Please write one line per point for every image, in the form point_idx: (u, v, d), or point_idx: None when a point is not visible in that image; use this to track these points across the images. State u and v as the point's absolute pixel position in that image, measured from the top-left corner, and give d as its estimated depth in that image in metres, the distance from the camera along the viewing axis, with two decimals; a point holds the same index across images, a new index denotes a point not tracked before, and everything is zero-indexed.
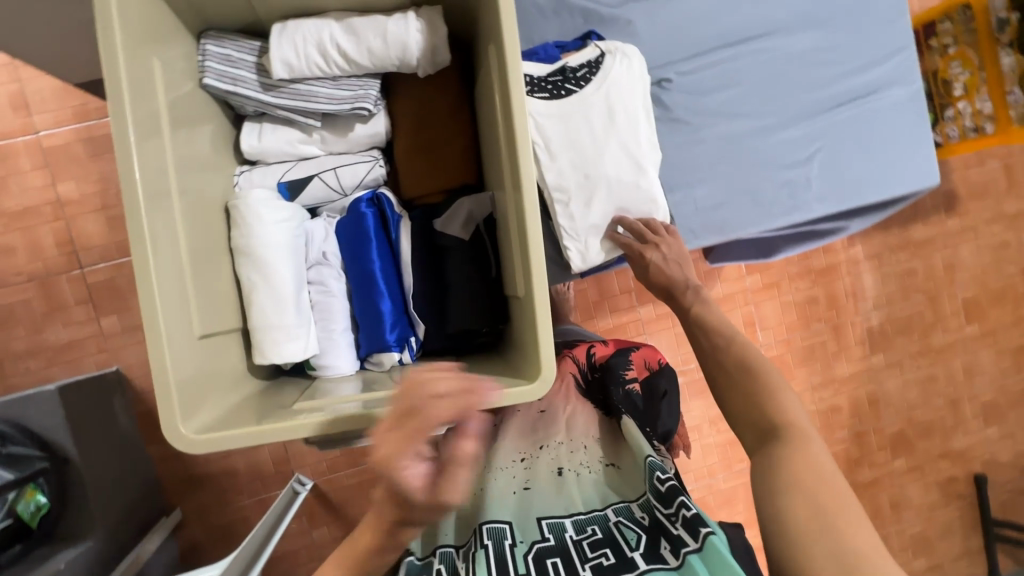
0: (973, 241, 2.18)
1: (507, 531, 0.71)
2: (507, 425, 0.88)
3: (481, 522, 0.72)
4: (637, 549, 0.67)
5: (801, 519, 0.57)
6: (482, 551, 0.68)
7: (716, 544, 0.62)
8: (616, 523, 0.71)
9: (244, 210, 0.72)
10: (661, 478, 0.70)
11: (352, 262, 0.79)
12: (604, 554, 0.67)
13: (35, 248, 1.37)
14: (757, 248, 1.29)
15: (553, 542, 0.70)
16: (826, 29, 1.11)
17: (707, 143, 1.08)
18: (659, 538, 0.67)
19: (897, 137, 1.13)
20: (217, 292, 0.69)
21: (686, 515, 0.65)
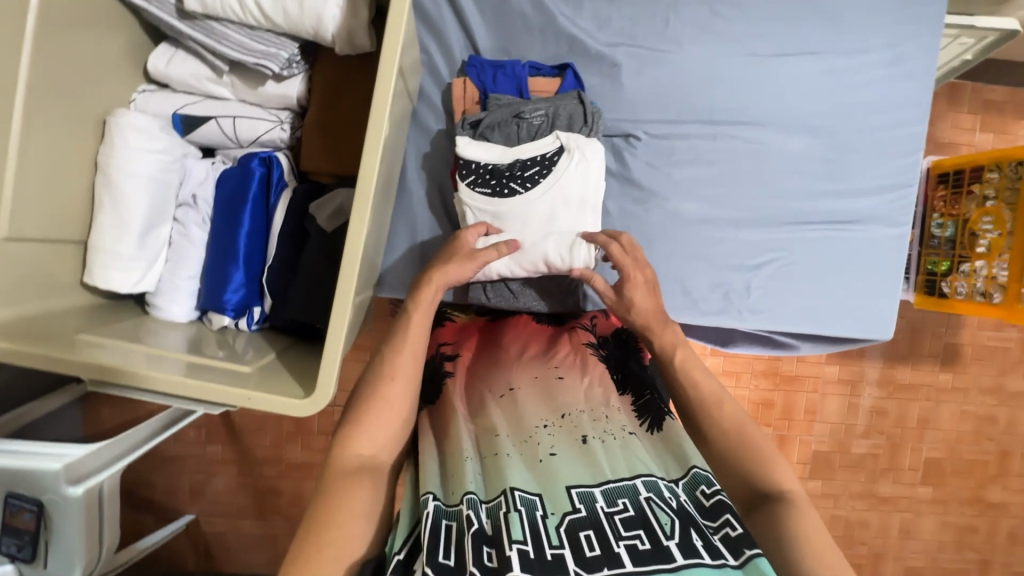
0: (957, 403, 2.04)
1: (538, 503, 0.59)
2: (522, 392, 0.75)
3: (511, 485, 0.60)
4: (674, 537, 0.55)
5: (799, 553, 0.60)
6: (516, 515, 0.56)
7: (762, 563, 0.55)
8: (647, 499, 0.60)
9: (114, 129, 0.70)
10: (707, 491, 0.63)
11: (221, 214, 0.77)
12: (639, 536, 0.55)
13: None
14: (715, 334, 1.18)
15: (585, 515, 0.58)
16: (824, 140, 1.01)
17: (654, 216, 1.01)
18: (691, 528, 0.57)
19: (863, 278, 1.04)
20: (57, 200, 0.68)
21: (731, 533, 0.58)
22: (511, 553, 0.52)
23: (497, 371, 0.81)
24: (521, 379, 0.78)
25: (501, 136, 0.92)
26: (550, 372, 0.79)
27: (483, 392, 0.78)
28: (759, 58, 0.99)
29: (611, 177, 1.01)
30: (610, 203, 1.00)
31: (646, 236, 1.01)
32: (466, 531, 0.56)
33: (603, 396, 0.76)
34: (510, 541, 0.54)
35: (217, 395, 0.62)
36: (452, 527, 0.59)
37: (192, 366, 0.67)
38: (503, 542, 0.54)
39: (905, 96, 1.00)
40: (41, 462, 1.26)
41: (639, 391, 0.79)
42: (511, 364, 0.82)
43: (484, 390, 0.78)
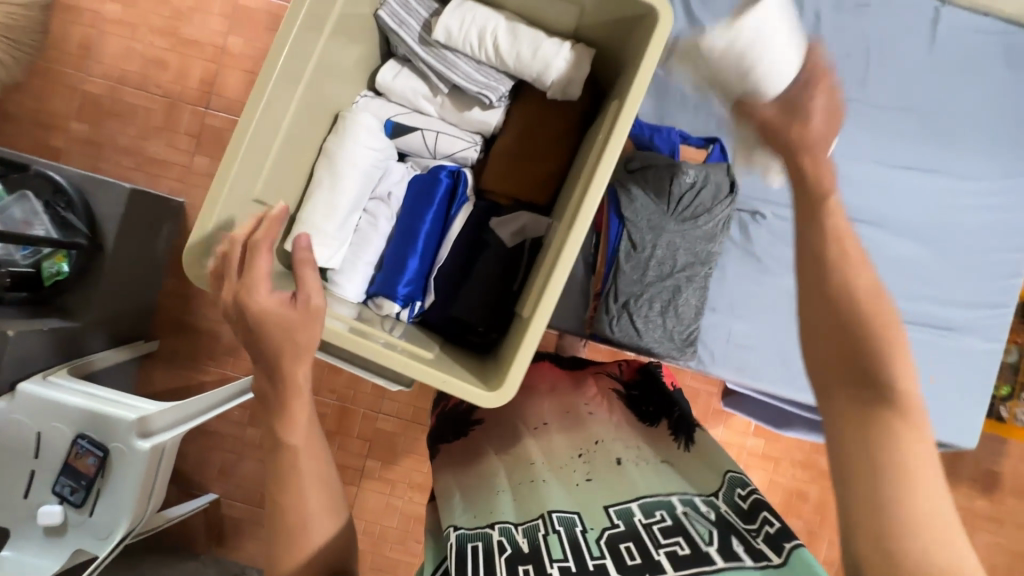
0: (992, 533, 2.01)
1: (577, 520, 0.68)
2: (554, 423, 0.84)
3: (549, 508, 0.70)
4: (713, 543, 0.62)
5: (886, 495, 0.49)
6: (554, 536, 0.66)
7: (804, 554, 0.60)
8: (683, 513, 0.67)
9: (348, 126, 0.80)
10: (744, 494, 0.69)
11: (408, 214, 0.86)
12: (678, 542, 0.63)
13: (182, 75, 1.53)
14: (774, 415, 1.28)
15: (624, 528, 0.66)
16: (933, 250, 1.09)
17: (766, 288, 1.08)
18: (731, 535, 0.64)
19: (953, 382, 1.09)
20: (290, 174, 0.77)
21: (768, 531, 0.64)
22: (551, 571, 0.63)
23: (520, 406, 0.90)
24: (552, 414, 0.86)
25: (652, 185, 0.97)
26: (580, 406, 0.86)
27: (519, 424, 0.87)
28: (881, 167, 1.09)
29: (733, 247, 1.09)
30: (729, 268, 1.08)
31: (757, 305, 1.08)
32: (501, 554, 0.66)
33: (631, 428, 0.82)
34: (551, 561, 0.64)
35: (413, 371, 0.68)
36: (481, 545, 0.68)
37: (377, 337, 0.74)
38: (544, 563, 0.64)
39: (1012, 225, 1.09)
40: (117, 410, 1.31)
41: (671, 410, 0.84)
42: (543, 397, 0.91)
43: (522, 421, 0.87)
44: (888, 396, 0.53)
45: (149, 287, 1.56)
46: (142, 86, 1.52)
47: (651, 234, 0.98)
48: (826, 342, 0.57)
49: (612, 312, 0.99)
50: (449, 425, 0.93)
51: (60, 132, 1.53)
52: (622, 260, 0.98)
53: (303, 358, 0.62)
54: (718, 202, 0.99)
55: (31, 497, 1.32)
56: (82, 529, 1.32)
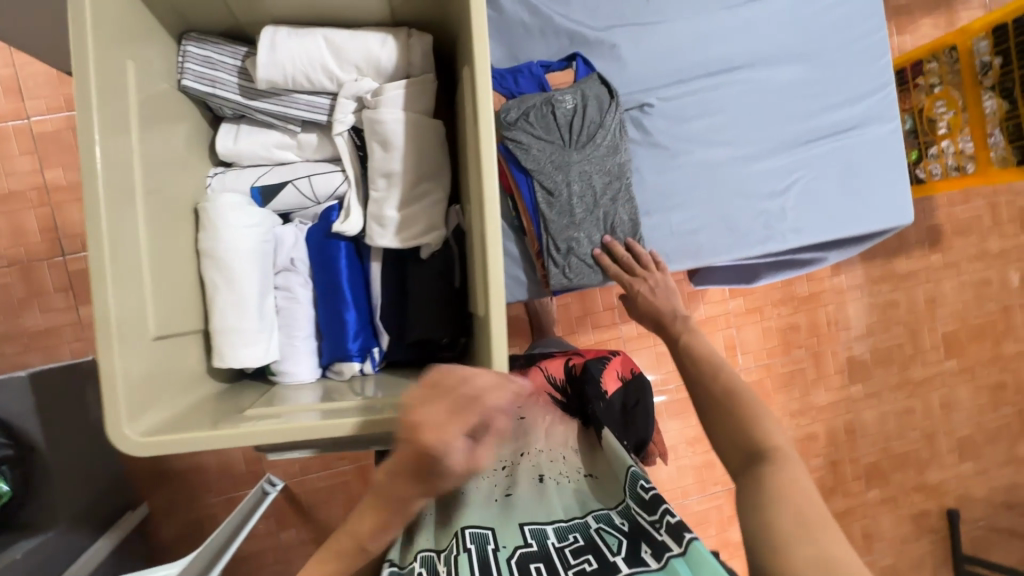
0: (954, 277, 2.21)
1: (490, 536, 0.69)
2: None
3: (465, 525, 0.71)
4: (619, 553, 0.64)
5: (774, 530, 0.60)
6: (464, 554, 0.67)
7: (699, 546, 0.61)
8: (596, 529, 0.69)
9: (213, 213, 0.72)
10: (644, 486, 0.71)
11: (320, 270, 0.80)
12: (587, 560, 0.64)
13: (18, 232, 1.31)
14: (739, 272, 1.24)
15: (538, 549, 0.68)
16: (809, 64, 1.12)
17: (684, 169, 1.09)
18: (641, 542, 0.66)
19: (873, 171, 1.14)
20: (178, 292, 0.69)
21: (669, 521, 0.64)
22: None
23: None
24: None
25: (536, 121, 0.96)
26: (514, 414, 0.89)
27: None
28: (734, 9, 1.09)
29: (638, 146, 1.08)
30: (643, 170, 1.08)
31: (683, 189, 1.09)
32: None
33: (562, 432, 0.87)
34: None
35: (403, 422, 0.64)
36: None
37: (332, 412, 0.69)
38: None
39: (864, 8, 1.13)
40: None
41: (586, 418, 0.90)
42: None
43: None
44: (775, 456, 0.68)
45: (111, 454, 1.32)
46: None
47: (561, 174, 0.96)
48: (725, 435, 0.74)
49: (559, 263, 0.98)
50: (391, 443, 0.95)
51: None
52: (546, 212, 0.96)
53: (446, 428, 0.58)
54: (606, 110, 0.98)
55: None
56: None
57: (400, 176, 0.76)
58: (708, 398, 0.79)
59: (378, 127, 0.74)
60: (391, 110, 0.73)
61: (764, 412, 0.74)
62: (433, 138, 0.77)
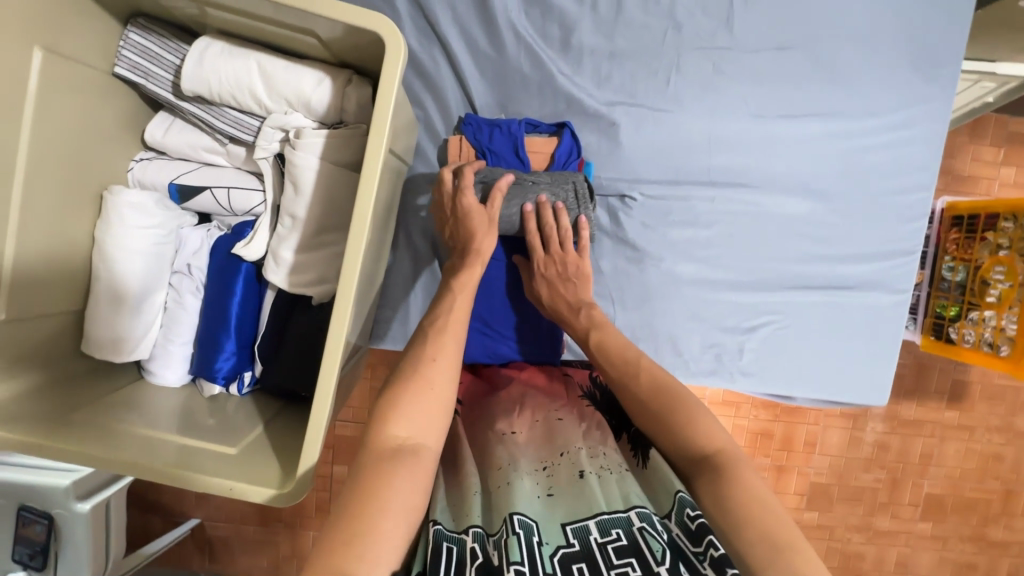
0: (962, 441, 2.01)
1: (534, 527, 0.59)
2: (523, 431, 0.74)
3: (511, 509, 0.61)
4: (663, 563, 0.56)
5: (750, 550, 0.59)
6: (513, 539, 0.57)
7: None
8: (640, 528, 0.59)
9: (111, 208, 0.71)
10: (692, 514, 0.62)
11: (215, 284, 0.79)
12: (629, 565, 0.56)
13: None
14: None
15: (579, 549, 0.59)
16: (827, 203, 0.99)
17: (648, 275, 1.00)
18: (681, 563, 0.57)
19: (857, 340, 1.02)
20: (54, 279, 0.69)
21: (713, 555, 0.57)
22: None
23: (496, 409, 0.80)
24: (521, 423, 0.76)
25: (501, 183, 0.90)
26: (551, 416, 0.78)
27: (486, 429, 0.76)
28: (759, 120, 0.97)
29: (604, 235, 1.00)
30: (603, 262, 1.00)
31: (639, 295, 1.00)
32: (471, 566, 0.57)
33: (600, 436, 0.73)
34: (508, 565, 0.55)
35: (202, 483, 0.62)
36: (453, 550, 0.59)
37: (184, 450, 0.67)
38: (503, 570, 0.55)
39: (913, 160, 0.98)
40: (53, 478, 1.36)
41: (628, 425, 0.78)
42: (511, 407, 0.80)
43: (487, 428, 0.77)
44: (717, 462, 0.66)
45: None
46: None
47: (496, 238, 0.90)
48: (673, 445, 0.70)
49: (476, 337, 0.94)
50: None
51: None
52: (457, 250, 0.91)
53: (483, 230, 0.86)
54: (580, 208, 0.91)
55: None
56: None
57: (304, 223, 0.72)
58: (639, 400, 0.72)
59: (293, 168, 0.70)
60: (307, 156, 0.69)
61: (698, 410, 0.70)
62: (344, 193, 0.74)
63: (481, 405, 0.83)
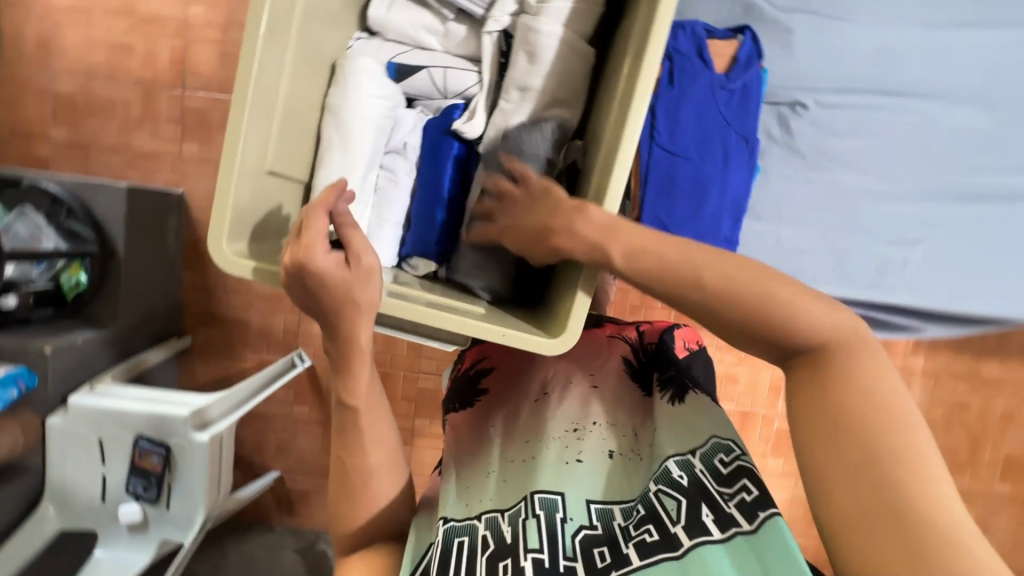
0: None
1: (559, 504, 0.58)
2: (553, 391, 0.71)
3: (534, 488, 0.60)
4: (680, 521, 0.54)
5: (875, 469, 0.47)
6: (534, 521, 0.57)
7: (780, 527, 0.50)
8: (655, 493, 0.57)
9: (349, 74, 0.73)
10: (725, 458, 0.57)
11: (428, 162, 0.79)
12: (648, 531, 0.55)
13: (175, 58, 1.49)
14: None
15: (601, 532, 0.57)
16: (1000, 115, 0.99)
17: (814, 184, 1.01)
18: (702, 504, 0.54)
19: (1023, 256, 1.02)
20: (296, 140, 0.70)
21: (745, 497, 0.53)
22: (524, 564, 0.54)
23: (523, 370, 0.77)
24: (555, 383, 0.72)
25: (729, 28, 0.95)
26: (586, 378, 0.72)
27: (516, 394, 0.74)
28: (936, 30, 0.97)
29: (774, 144, 1.02)
30: (772, 171, 1.02)
31: (807, 205, 1.01)
32: (483, 551, 0.57)
33: (628, 400, 0.69)
34: (525, 551, 0.55)
35: (471, 328, 0.63)
36: (466, 542, 0.58)
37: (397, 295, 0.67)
38: (518, 552, 0.55)
39: None
40: (172, 408, 1.36)
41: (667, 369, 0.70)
42: (540, 361, 0.77)
43: (519, 392, 0.74)
44: (823, 355, 0.52)
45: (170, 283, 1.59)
46: (110, 77, 1.50)
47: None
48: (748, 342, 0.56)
49: None
50: (454, 394, 0.81)
51: (43, 140, 1.53)
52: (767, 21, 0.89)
53: None
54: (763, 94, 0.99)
55: (109, 500, 1.39)
56: (163, 522, 1.40)
57: (536, 94, 0.73)
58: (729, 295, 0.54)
59: (534, 36, 0.71)
60: (550, 23, 0.70)
61: (788, 298, 0.53)
62: (577, 69, 0.73)
63: (507, 376, 0.78)
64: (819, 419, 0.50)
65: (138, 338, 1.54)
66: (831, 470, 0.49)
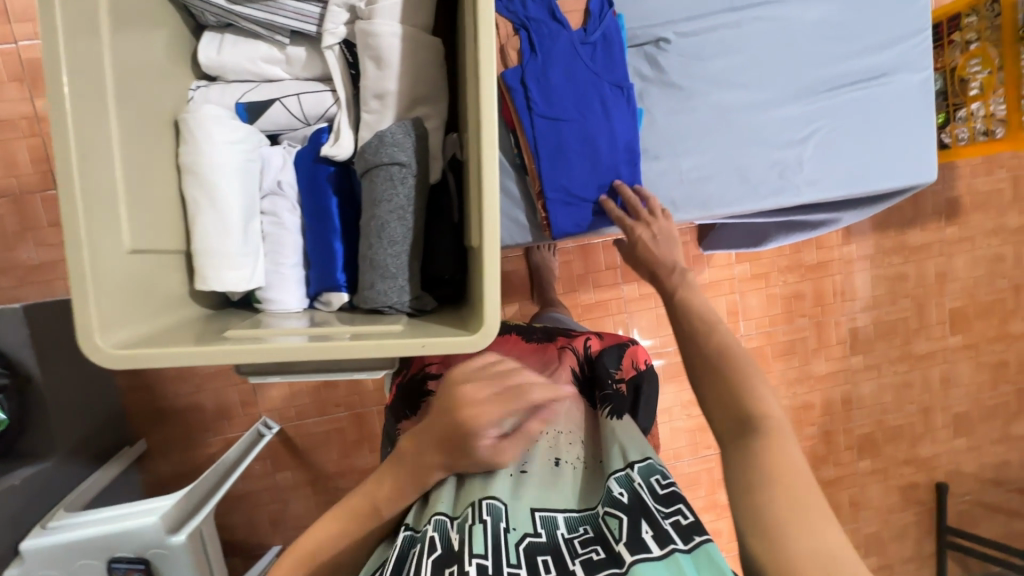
0: (968, 251, 2.15)
1: (503, 513, 0.60)
2: None
3: (484, 494, 0.62)
4: (623, 539, 0.57)
5: (774, 521, 0.55)
6: (479, 526, 0.58)
7: (712, 551, 0.55)
8: (604, 516, 0.61)
9: (194, 126, 0.68)
10: (661, 481, 0.62)
11: (308, 194, 0.75)
12: (594, 551, 0.58)
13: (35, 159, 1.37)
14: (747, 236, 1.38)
15: (545, 540, 0.60)
16: (843, 3, 1.04)
17: (698, 111, 1.03)
18: (642, 521, 0.59)
19: (902, 125, 1.08)
20: (158, 210, 0.65)
21: (682, 521, 0.58)
22: (468, 568, 0.55)
23: None
24: None
25: None
26: None
27: None
28: None
29: (650, 85, 1.02)
30: (656, 109, 1.02)
31: (698, 132, 1.03)
32: (431, 554, 0.58)
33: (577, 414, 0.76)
34: (470, 556, 0.56)
35: (388, 348, 0.61)
36: (417, 547, 0.60)
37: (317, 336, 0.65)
38: (463, 557, 0.56)
39: None
40: (136, 519, 1.26)
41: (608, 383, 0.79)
42: None
43: None
44: (763, 425, 0.61)
45: (103, 392, 1.50)
46: None
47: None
48: (708, 393, 0.68)
49: (562, 206, 0.95)
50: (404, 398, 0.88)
51: None
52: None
53: None
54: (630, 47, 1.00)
55: None
56: None
57: (394, 96, 0.70)
58: (700, 352, 0.71)
59: (372, 39, 0.68)
60: (385, 21, 0.68)
61: (753, 374, 0.66)
62: (429, 61, 0.71)
63: None
64: (749, 472, 0.59)
65: (84, 461, 1.42)
66: (748, 511, 0.57)
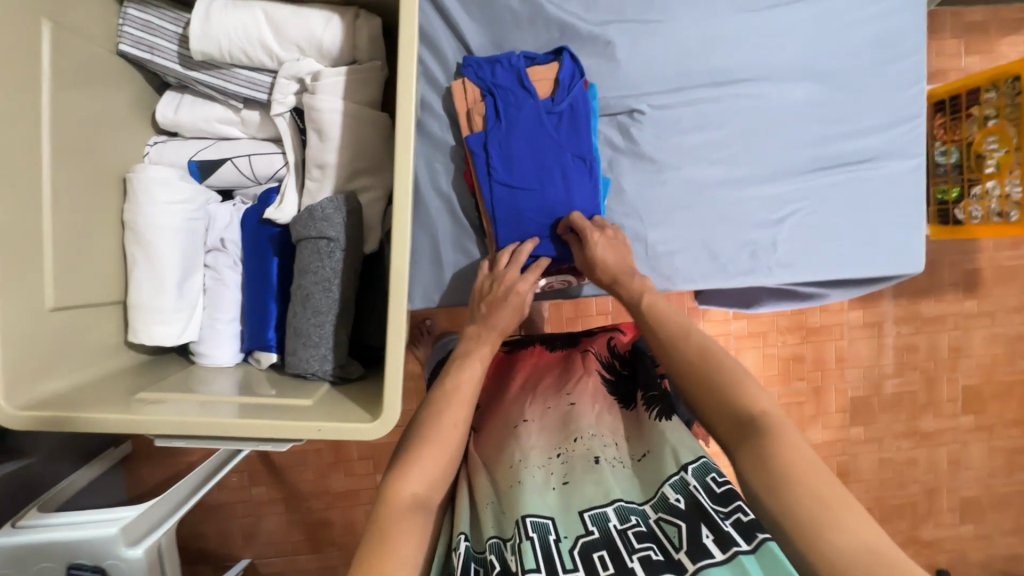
0: (986, 327, 2.03)
1: (551, 526, 0.62)
2: (536, 419, 0.78)
3: (524, 512, 0.63)
4: (683, 547, 0.58)
5: (805, 525, 0.55)
6: (527, 542, 0.59)
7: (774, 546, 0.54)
8: (656, 518, 0.63)
9: (137, 185, 0.70)
10: (717, 479, 0.63)
11: (250, 254, 0.77)
12: (651, 548, 0.59)
13: None
14: (739, 296, 1.21)
15: (598, 536, 0.61)
16: (830, 84, 1.01)
17: (669, 185, 1.01)
18: (700, 524, 0.59)
19: (890, 208, 1.03)
20: (95, 266, 0.68)
21: (741, 518, 0.58)
22: None
23: (508, 406, 0.83)
24: (534, 410, 0.79)
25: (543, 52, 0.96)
26: (563, 399, 0.80)
27: (500, 425, 0.80)
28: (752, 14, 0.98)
29: (620, 155, 1.01)
30: (625, 179, 1.01)
31: (667, 205, 1.01)
32: None
33: (611, 419, 0.77)
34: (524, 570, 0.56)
35: (286, 429, 0.61)
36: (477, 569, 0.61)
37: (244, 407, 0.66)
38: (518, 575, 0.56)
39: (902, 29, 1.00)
40: (97, 529, 1.16)
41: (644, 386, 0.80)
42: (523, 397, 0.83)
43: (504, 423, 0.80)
44: (761, 426, 0.63)
45: None
46: None
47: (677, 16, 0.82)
48: (713, 417, 0.67)
49: None
50: None
51: None
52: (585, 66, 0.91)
53: None
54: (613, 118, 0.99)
55: None
56: None
57: (334, 168, 0.71)
58: (683, 358, 0.71)
59: (315, 114, 0.70)
60: (328, 97, 0.69)
61: (745, 376, 0.67)
62: (373, 135, 0.72)
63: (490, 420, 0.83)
64: (765, 479, 0.59)
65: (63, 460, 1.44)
66: (780, 514, 0.57)
